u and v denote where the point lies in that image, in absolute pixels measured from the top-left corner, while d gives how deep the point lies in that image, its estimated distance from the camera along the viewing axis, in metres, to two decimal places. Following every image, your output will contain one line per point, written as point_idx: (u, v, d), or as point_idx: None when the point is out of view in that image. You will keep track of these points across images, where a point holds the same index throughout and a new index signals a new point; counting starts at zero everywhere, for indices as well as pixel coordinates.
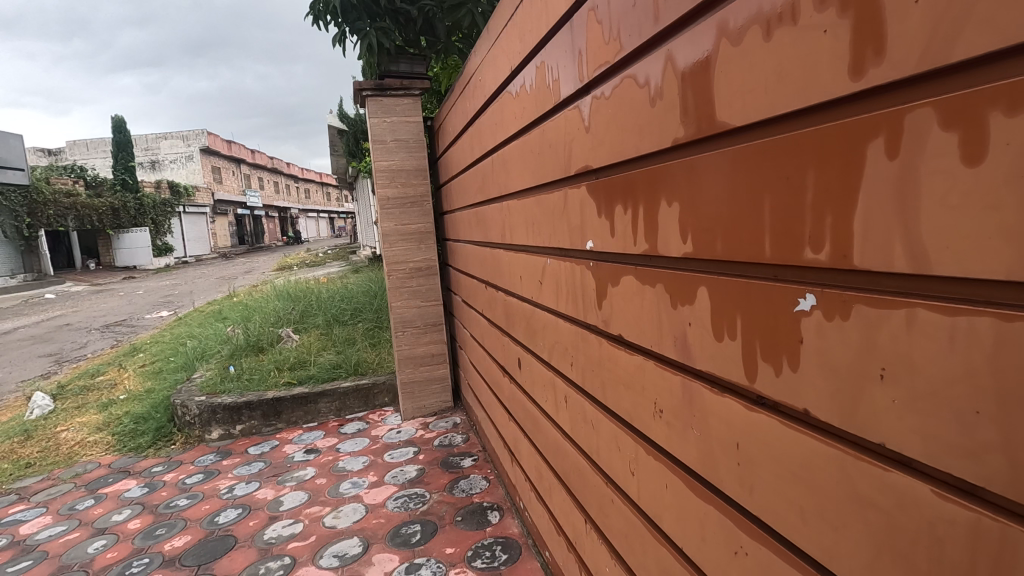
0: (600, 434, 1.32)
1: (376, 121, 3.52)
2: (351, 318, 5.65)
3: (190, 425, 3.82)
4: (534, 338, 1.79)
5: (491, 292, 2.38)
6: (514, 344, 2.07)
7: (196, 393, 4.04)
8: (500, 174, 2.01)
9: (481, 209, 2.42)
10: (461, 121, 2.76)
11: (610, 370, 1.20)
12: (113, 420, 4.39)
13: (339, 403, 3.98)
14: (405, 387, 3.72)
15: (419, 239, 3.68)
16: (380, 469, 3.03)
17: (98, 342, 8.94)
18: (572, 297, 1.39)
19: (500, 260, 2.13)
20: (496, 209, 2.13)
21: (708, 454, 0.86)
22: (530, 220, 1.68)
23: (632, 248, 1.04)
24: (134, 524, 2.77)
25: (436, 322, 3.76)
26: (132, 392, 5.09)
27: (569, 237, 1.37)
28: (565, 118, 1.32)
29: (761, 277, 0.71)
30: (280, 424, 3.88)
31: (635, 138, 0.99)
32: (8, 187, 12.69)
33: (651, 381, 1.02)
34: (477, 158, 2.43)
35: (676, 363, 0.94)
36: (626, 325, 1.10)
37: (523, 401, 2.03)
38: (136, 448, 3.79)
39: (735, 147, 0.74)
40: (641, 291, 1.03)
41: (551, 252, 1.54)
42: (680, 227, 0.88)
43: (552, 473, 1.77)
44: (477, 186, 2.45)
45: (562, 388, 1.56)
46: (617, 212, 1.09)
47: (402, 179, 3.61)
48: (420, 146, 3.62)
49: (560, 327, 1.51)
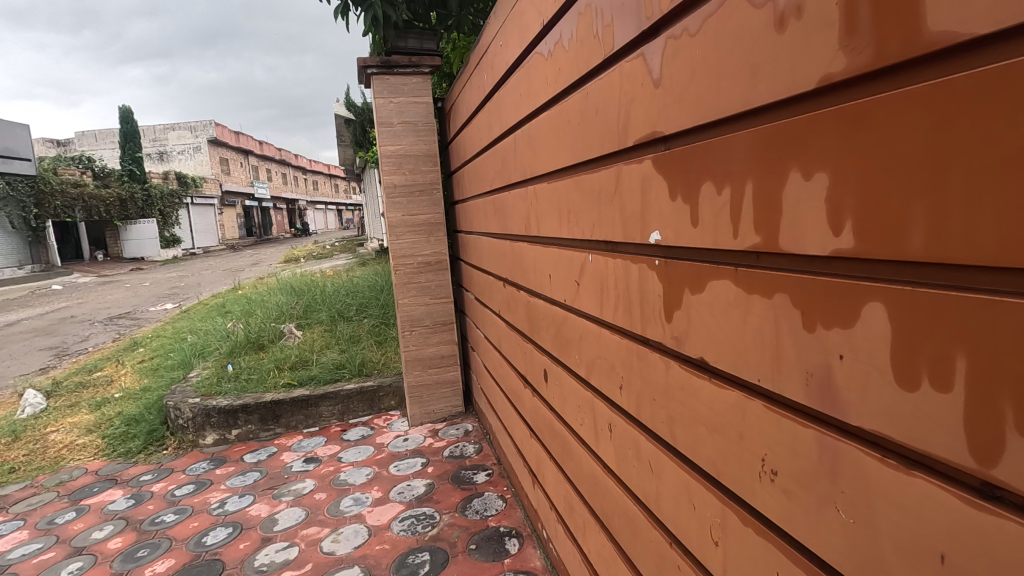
0: (661, 481, 1.03)
1: (382, 102, 3.22)
2: (356, 314, 5.38)
3: (183, 429, 3.58)
4: (568, 349, 1.49)
5: (511, 291, 2.09)
6: (540, 354, 1.78)
7: (191, 394, 3.79)
8: (525, 154, 1.71)
9: (499, 197, 2.12)
10: (476, 99, 2.47)
11: (685, 403, 0.91)
12: (105, 422, 4.15)
13: (342, 406, 3.71)
14: (412, 390, 3.45)
15: (428, 231, 3.39)
16: (384, 483, 2.77)
17: (99, 335, 8.78)
18: (625, 305, 1.10)
19: (524, 255, 1.84)
20: (518, 196, 1.84)
21: (871, 551, 0.57)
22: (566, 208, 1.39)
23: (730, 241, 0.75)
24: (115, 543, 2.52)
25: (446, 321, 3.48)
26: (128, 390, 4.86)
27: (622, 228, 1.08)
28: (621, 73, 1.02)
29: (1019, 292, 0.42)
30: (279, 428, 3.62)
31: (743, 85, 0.70)
32: (15, 177, 12.54)
33: (756, 428, 0.73)
34: (496, 138, 2.13)
35: (806, 407, 0.64)
36: (714, 347, 0.81)
37: (550, 420, 1.75)
38: (125, 453, 3.55)
39: (970, 72, 0.43)
40: (742, 302, 0.74)
41: (593, 247, 1.25)
42: (829, 211, 0.58)
43: (588, 512, 1.48)
44: (496, 170, 2.15)
45: (606, 413, 1.27)
46: (703, 193, 0.80)
47: (409, 165, 3.32)
48: (430, 129, 3.33)
49: (605, 338, 1.22)
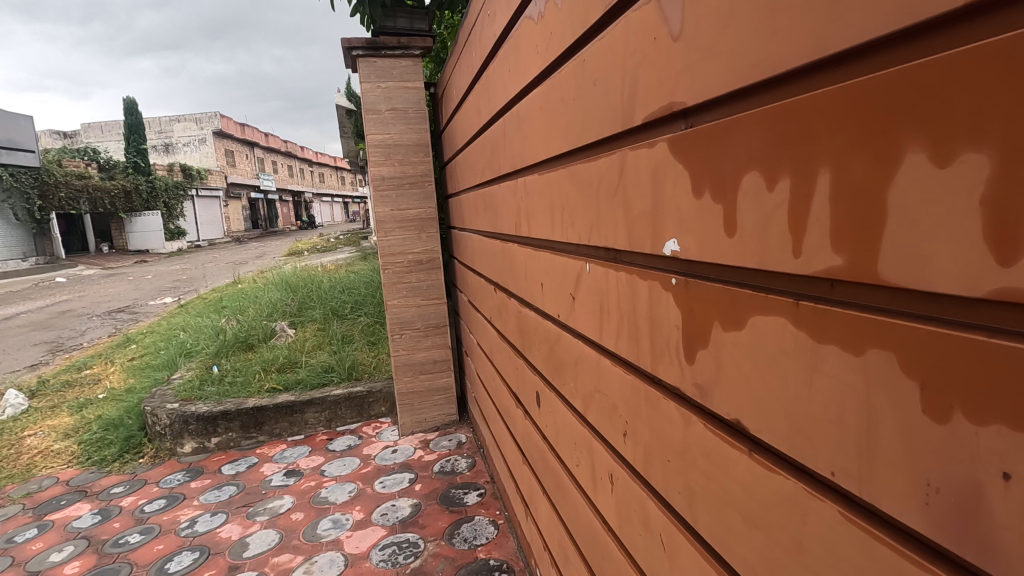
0: (676, 566, 0.78)
1: (369, 87, 2.98)
2: (351, 312, 5.16)
3: (161, 436, 3.38)
4: (562, 374, 1.25)
5: (502, 297, 1.85)
6: (532, 374, 1.54)
7: (170, 399, 3.58)
8: (515, 140, 1.46)
9: (489, 190, 1.87)
10: (466, 80, 2.21)
11: (711, 476, 0.66)
12: (84, 425, 3.95)
13: (330, 413, 3.49)
14: (402, 398, 3.22)
15: (419, 227, 3.15)
16: (367, 502, 2.54)
17: (97, 330, 8.63)
18: (631, 333, 0.85)
19: (514, 257, 1.59)
20: (508, 189, 1.59)
21: None
22: (560, 205, 1.13)
23: (788, 261, 0.50)
24: (72, 568, 2.31)
25: (439, 323, 3.24)
26: (113, 391, 4.67)
27: (627, 232, 0.83)
28: (626, 27, 0.77)
29: None
30: (262, 436, 3.41)
31: (814, 21, 0.45)
32: (17, 169, 12.42)
33: (827, 547, 0.48)
34: (485, 124, 1.88)
35: (922, 537, 0.39)
36: (758, 411, 0.56)
37: (543, 450, 1.51)
38: (99, 461, 3.35)
39: None
40: (805, 353, 0.49)
41: (591, 253, 1.00)
42: (987, 218, 0.33)
43: (585, 568, 1.24)
44: (485, 160, 1.90)
45: (606, 459, 1.02)
46: (744, 189, 0.55)
47: (399, 156, 3.07)
48: (421, 117, 3.08)
49: (605, 368, 0.97)
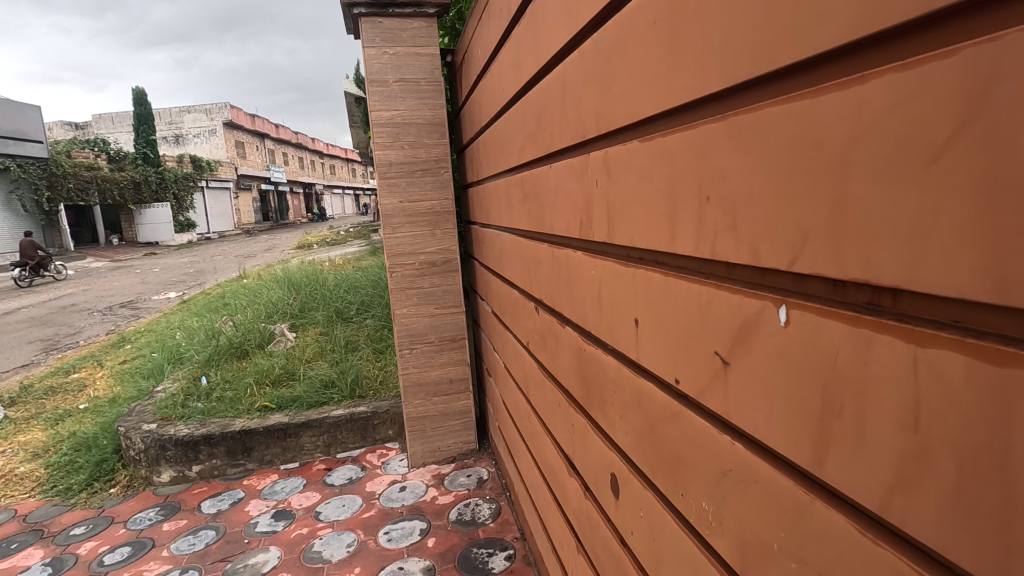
0: None
1: (374, 52, 2.47)
2: (357, 314, 4.70)
3: (136, 463, 2.95)
4: (678, 476, 0.74)
5: (550, 322, 1.34)
6: (605, 445, 1.03)
7: (148, 419, 3.13)
8: (586, 94, 0.95)
9: (531, 175, 1.36)
10: (495, 33, 1.70)
11: None
12: (56, 443, 3.52)
13: (329, 437, 3.01)
14: (412, 424, 2.74)
15: (433, 222, 2.65)
16: (369, 562, 2.06)
17: (96, 327, 8.24)
18: (976, 508, 0.34)
19: (576, 269, 1.08)
20: (568, 170, 1.08)
21: None
22: (696, 192, 0.63)
23: None
24: None
25: (455, 336, 2.75)
26: (95, 401, 4.25)
27: (987, 257, 0.32)
28: None
29: None
30: (250, 464, 2.94)
31: None
32: (25, 159, 12.13)
33: None
34: (526, 84, 1.37)
35: None
36: None
37: (622, 563, 1.00)
38: (64, 491, 2.91)
39: None
40: None
41: (796, 283, 0.50)
42: None
43: None
44: (526, 133, 1.39)
45: None
46: None
47: (409, 137, 2.56)
48: (436, 89, 2.57)
49: (831, 529, 0.47)
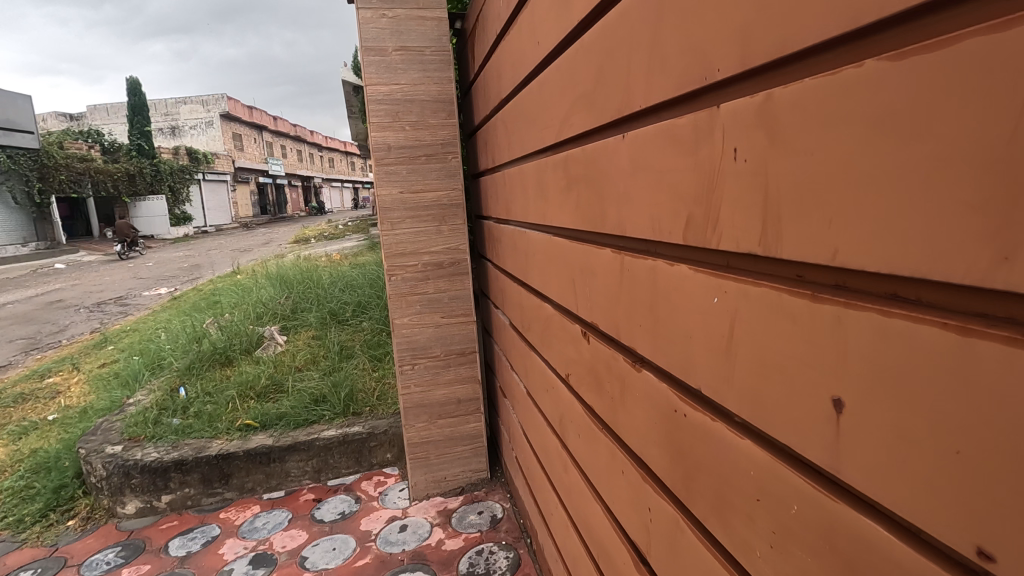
0: None
1: (370, 14, 2.08)
2: (352, 316, 4.32)
3: (98, 491, 2.58)
4: None
5: (610, 357, 0.97)
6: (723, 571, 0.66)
7: (113, 439, 2.76)
8: (711, 8, 0.57)
9: (584, 153, 0.99)
10: None
11: None
12: (15, 462, 3.14)
13: (319, 461, 2.64)
14: (414, 450, 2.36)
15: (439, 217, 2.27)
16: None
17: (81, 325, 7.83)
18: None
19: (673, 291, 0.71)
20: (660, 140, 0.71)
21: None
22: None
23: None
24: None
25: (464, 349, 2.37)
26: (65, 412, 3.87)
27: None
28: None
29: None
30: (229, 493, 2.58)
31: None
32: (14, 150, 11.69)
33: None
34: (577, 27, 0.99)
35: None
36: None
37: None
38: (16, 523, 2.53)
39: None
40: None
41: None
42: None
43: None
44: (576, 95, 1.01)
45: None
46: None
47: (412, 117, 2.18)
48: (443, 60, 2.18)
49: None
